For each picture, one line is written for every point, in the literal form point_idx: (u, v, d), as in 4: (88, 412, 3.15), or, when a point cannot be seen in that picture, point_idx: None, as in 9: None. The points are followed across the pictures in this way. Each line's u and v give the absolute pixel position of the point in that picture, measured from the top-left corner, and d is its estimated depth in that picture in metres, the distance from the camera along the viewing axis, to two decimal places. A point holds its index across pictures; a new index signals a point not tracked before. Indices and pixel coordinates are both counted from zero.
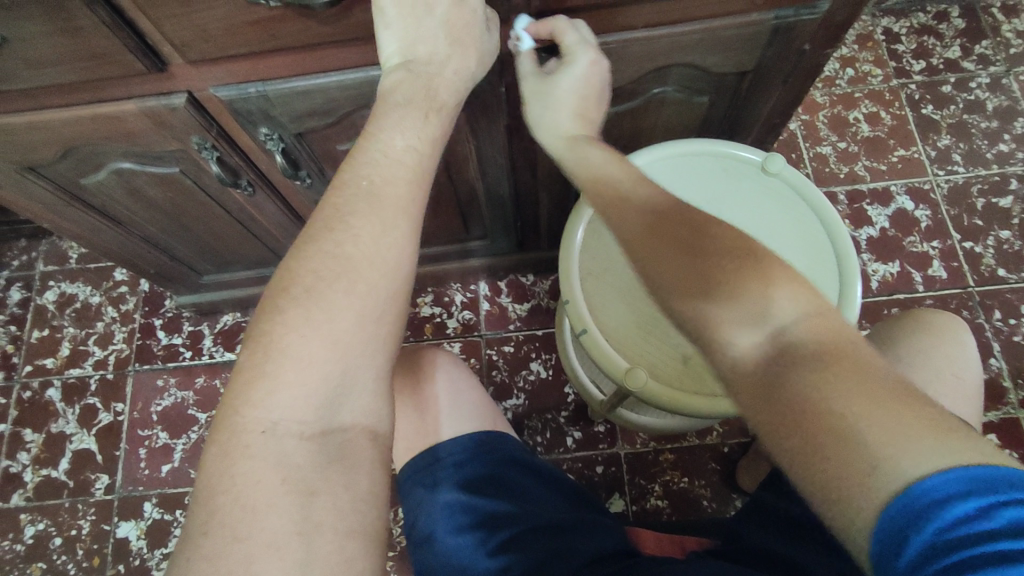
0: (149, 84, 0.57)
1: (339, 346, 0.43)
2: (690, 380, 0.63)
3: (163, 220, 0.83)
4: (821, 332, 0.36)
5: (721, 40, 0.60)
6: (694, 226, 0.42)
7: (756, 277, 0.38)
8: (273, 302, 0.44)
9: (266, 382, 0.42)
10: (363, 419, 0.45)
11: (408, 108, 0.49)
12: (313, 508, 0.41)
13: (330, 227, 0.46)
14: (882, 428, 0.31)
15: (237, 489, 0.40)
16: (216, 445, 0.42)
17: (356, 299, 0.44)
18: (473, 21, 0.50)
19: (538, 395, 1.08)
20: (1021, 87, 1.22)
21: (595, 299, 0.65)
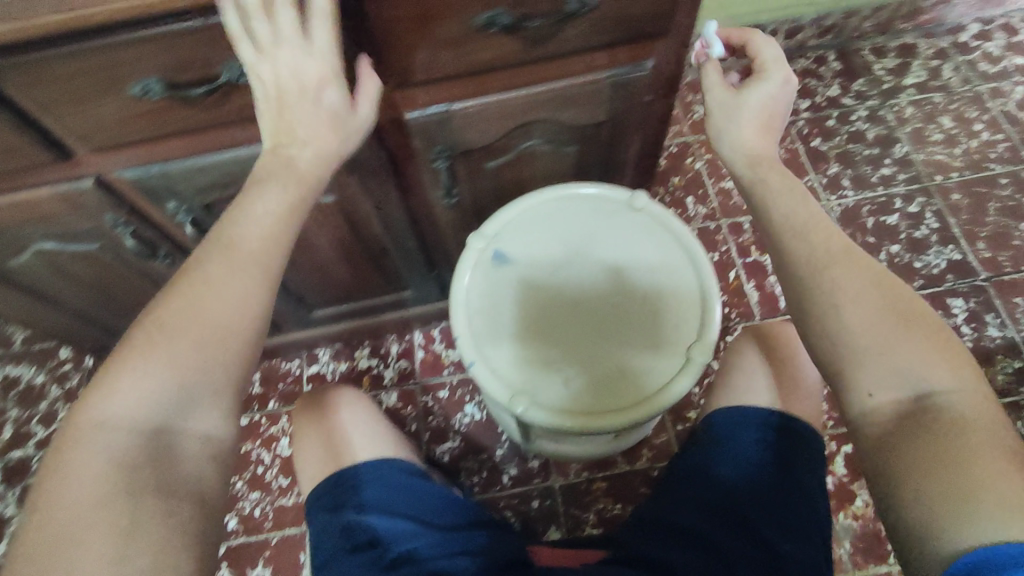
0: (57, 171, 0.64)
1: (179, 369, 0.48)
2: (572, 401, 0.69)
3: (90, 295, 0.88)
4: (962, 408, 0.48)
5: (570, 98, 0.68)
6: (835, 296, 0.51)
7: (893, 350, 0.50)
8: (133, 328, 0.49)
9: (106, 388, 0.47)
10: (202, 428, 0.50)
11: (269, 181, 0.53)
12: (136, 491, 0.46)
13: (185, 274, 0.50)
14: (988, 492, 0.43)
15: (72, 469, 0.45)
16: (62, 434, 0.47)
17: (199, 332, 0.48)
18: (336, 112, 0.54)
19: (474, 435, 1.12)
20: (896, 117, 1.34)
21: (478, 330, 0.72)
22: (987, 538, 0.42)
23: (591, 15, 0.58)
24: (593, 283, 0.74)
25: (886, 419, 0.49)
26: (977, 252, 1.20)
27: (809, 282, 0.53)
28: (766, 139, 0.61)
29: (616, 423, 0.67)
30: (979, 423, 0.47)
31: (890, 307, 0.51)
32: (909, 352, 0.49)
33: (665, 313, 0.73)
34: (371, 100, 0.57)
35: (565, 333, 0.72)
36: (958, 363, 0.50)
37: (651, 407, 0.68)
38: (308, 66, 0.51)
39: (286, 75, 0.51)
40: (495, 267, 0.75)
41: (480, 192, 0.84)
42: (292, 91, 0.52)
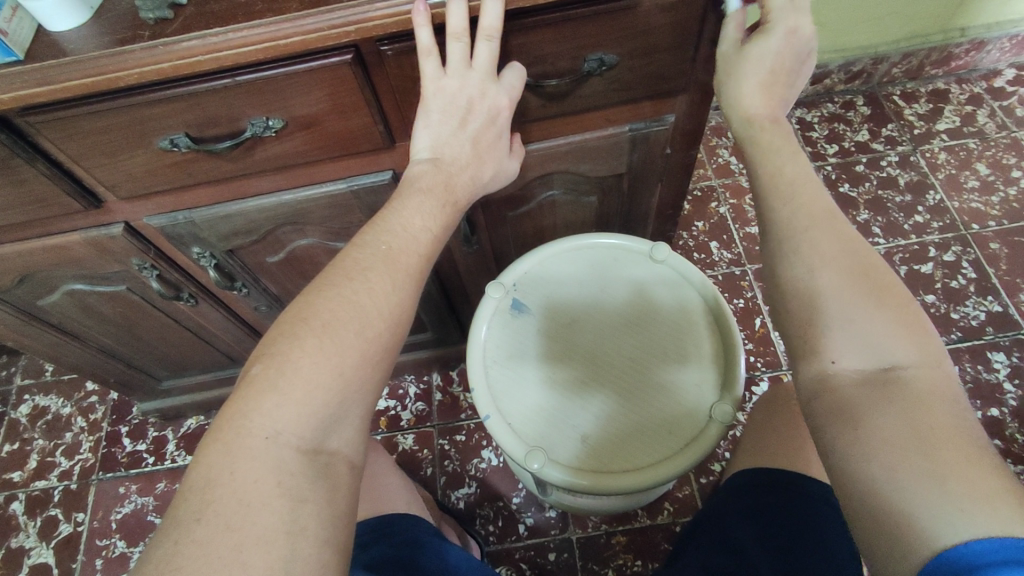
0: (89, 218, 0.66)
1: (345, 377, 0.42)
2: (589, 458, 0.67)
3: (116, 333, 0.90)
4: (929, 385, 0.41)
5: (589, 150, 0.69)
6: (802, 257, 0.47)
7: (865, 315, 0.44)
8: (289, 329, 0.43)
9: (275, 397, 0.40)
10: (348, 448, 0.43)
11: (427, 194, 0.51)
12: (302, 512, 0.38)
13: (350, 279, 0.45)
14: (953, 483, 0.36)
15: (235, 485, 0.38)
16: (215, 445, 0.39)
17: (366, 341, 0.44)
18: (496, 142, 0.55)
19: (490, 482, 1.09)
20: (928, 163, 1.31)
21: (495, 381, 0.71)
22: (960, 529, 0.35)
23: (612, 72, 0.58)
24: (610, 339, 0.73)
25: (847, 387, 0.43)
26: (1018, 303, 1.15)
27: (783, 240, 0.48)
28: (773, 103, 0.52)
29: (643, 483, 0.65)
30: (948, 402, 0.40)
31: (866, 277, 0.45)
32: (877, 324, 0.44)
33: (686, 372, 0.70)
34: (519, 153, 0.60)
35: (582, 389, 0.70)
36: (929, 342, 0.43)
37: (679, 465, 0.65)
38: (502, 93, 0.51)
39: (475, 98, 0.50)
40: (513, 317, 0.75)
41: (500, 239, 0.84)
42: (472, 112, 0.51)
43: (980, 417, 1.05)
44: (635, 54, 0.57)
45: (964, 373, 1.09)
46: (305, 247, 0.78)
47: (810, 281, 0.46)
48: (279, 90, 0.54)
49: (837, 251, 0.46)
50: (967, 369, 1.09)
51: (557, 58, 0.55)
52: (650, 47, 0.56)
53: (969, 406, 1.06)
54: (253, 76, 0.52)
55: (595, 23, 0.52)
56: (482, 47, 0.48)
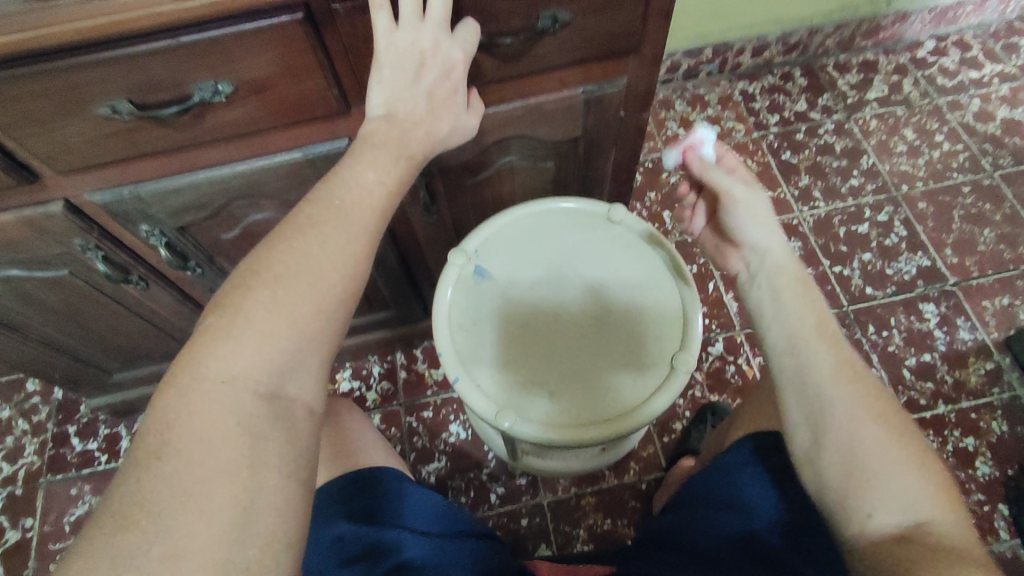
0: (24, 196, 0.63)
1: (299, 325, 0.42)
2: (556, 414, 0.69)
3: (59, 323, 0.85)
4: (948, 535, 0.49)
5: (544, 113, 0.70)
6: (844, 415, 0.52)
7: (893, 467, 0.50)
8: (242, 281, 0.43)
9: (227, 344, 0.41)
10: (308, 394, 0.44)
11: (384, 152, 0.50)
12: (261, 451, 0.40)
13: (302, 231, 0.45)
14: None
15: (192, 428, 0.39)
16: (168, 388, 0.40)
17: (321, 289, 0.44)
18: (451, 96, 0.55)
19: (460, 455, 1.10)
20: (861, 130, 1.39)
21: (462, 347, 0.73)
22: None
23: (563, 31, 0.59)
24: (574, 301, 0.74)
25: (884, 540, 0.49)
26: (945, 257, 1.23)
27: (819, 394, 0.53)
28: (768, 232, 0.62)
29: (608, 435, 0.68)
30: (973, 550, 0.48)
31: (891, 425, 0.52)
32: (906, 476, 0.50)
33: (648, 329, 0.73)
34: (479, 110, 0.60)
35: (549, 348, 0.72)
36: (940, 481, 0.51)
37: (642, 416, 0.69)
38: (455, 47, 0.52)
39: (428, 51, 0.50)
40: (476, 283, 0.76)
41: (459, 208, 0.84)
42: (425, 65, 0.51)
43: (914, 363, 1.13)
44: (586, 12, 0.58)
45: (899, 324, 1.17)
46: (259, 221, 0.76)
47: (854, 443, 0.51)
48: (225, 52, 0.53)
49: (866, 403, 0.52)
50: (902, 320, 1.17)
51: (510, 18, 0.56)
52: (602, 4, 0.57)
53: (904, 353, 1.14)
54: (195, 36, 0.51)
55: None
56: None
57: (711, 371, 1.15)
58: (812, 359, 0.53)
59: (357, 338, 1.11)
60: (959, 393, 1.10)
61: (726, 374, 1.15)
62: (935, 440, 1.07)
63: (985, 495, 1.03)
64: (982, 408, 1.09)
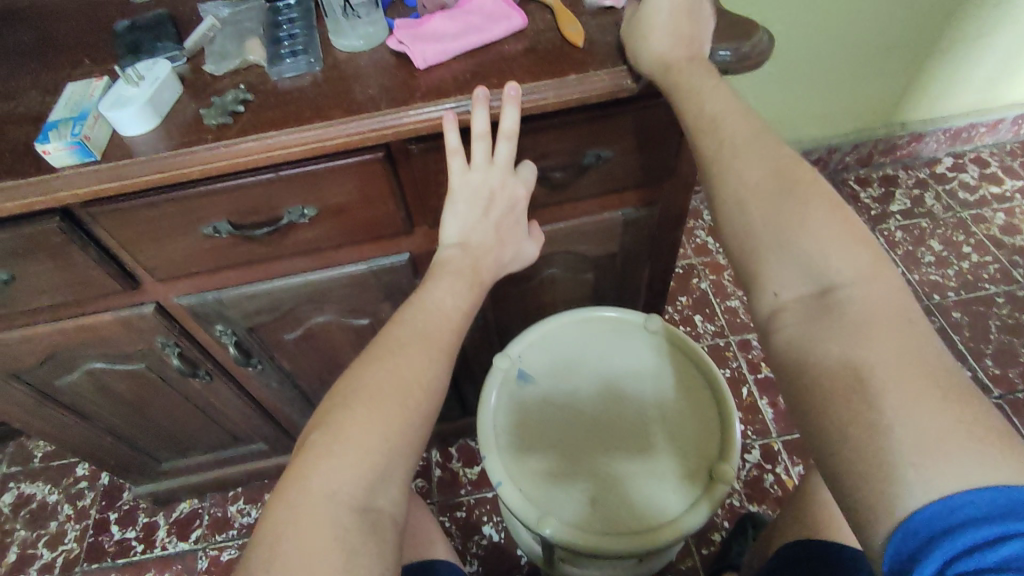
0: (123, 298, 0.70)
1: (391, 440, 0.46)
2: (597, 520, 0.70)
3: (125, 412, 0.91)
4: (873, 300, 0.42)
5: (586, 232, 0.77)
6: (733, 176, 0.49)
7: (815, 224, 0.45)
8: (341, 400, 0.48)
9: (331, 461, 0.45)
10: (394, 508, 0.46)
11: (456, 276, 0.57)
12: (357, 565, 0.42)
13: (392, 353, 0.50)
14: (921, 418, 0.35)
15: (300, 541, 0.42)
16: (280, 503, 0.44)
17: (408, 407, 0.48)
18: (515, 227, 0.62)
19: (492, 561, 1.09)
20: (887, 240, 1.43)
21: (505, 449, 0.75)
22: (930, 491, 0.34)
23: (605, 166, 0.67)
24: (613, 405, 0.77)
25: (792, 316, 0.44)
26: (985, 368, 1.22)
27: (716, 161, 0.50)
28: (681, 43, 0.54)
29: (650, 545, 0.68)
30: (895, 318, 0.40)
31: (789, 177, 0.48)
32: (818, 234, 0.45)
33: (685, 435, 0.75)
34: (538, 235, 0.67)
35: (591, 455, 0.74)
36: (875, 259, 0.44)
37: (684, 526, 0.69)
38: (519, 185, 0.59)
39: (496, 189, 0.58)
40: (519, 386, 0.80)
41: (503, 314, 0.90)
42: (494, 202, 0.59)
43: None
44: (626, 150, 0.66)
45: None
46: (321, 324, 0.82)
47: (745, 213, 0.48)
48: (317, 182, 0.62)
49: (762, 165, 0.49)
50: None
51: (560, 156, 0.64)
52: (640, 144, 0.65)
53: None
54: (295, 171, 0.60)
55: (592, 125, 0.62)
56: (502, 146, 0.56)
57: (748, 479, 1.13)
58: (725, 134, 0.50)
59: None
60: None
61: (764, 484, 1.13)
62: None
63: None
64: None
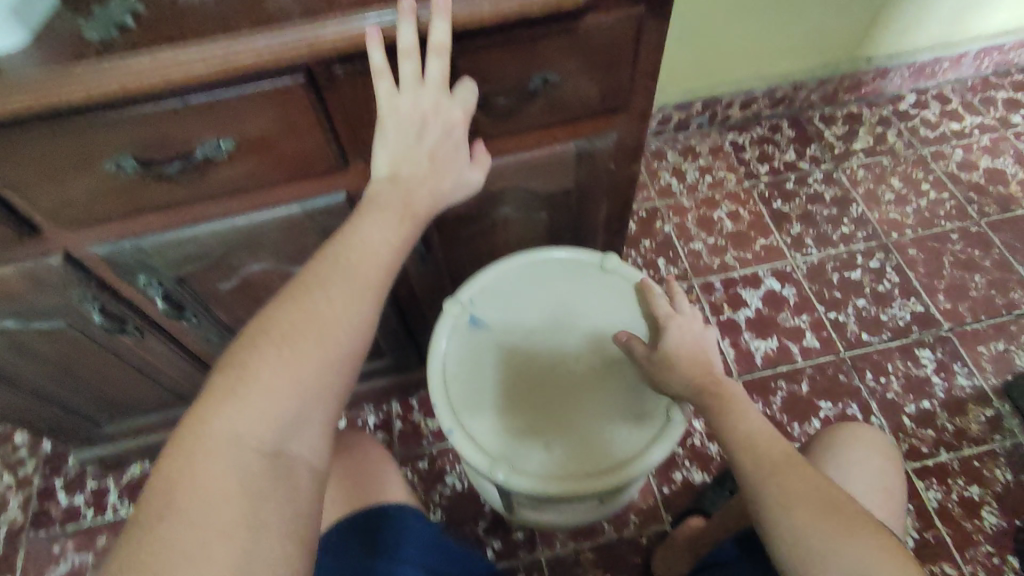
0: (25, 248, 0.63)
1: (303, 382, 0.43)
2: (552, 464, 0.69)
3: (52, 374, 0.85)
4: (784, 466, 0.58)
5: (537, 166, 0.72)
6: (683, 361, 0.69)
7: (734, 409, 0.64)
8: (250, 341, 0.44)
9: (236, 403, 0.42)
10: (309, 454, 0.44)
11: (386, 211, 0.52)
12: (262, 510, 0.40)
13: (309, 291, 0.46)
14: (816, 520, 0.53)
15: (200, 485, 0.39)
16: (177, 446, 0.41)
17: (325, 349, 0.45)
18: (454, 154, 0.57)
19: (455, 509, 1.08)
20: (849, 178, 1.42)
21: (458, 397, 0.72)
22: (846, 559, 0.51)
23: (554, 91, 0.62)
24: (568, 347, 0.75)
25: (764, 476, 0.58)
26: (938, 303, 1.24)
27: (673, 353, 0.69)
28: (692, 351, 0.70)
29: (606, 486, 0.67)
30: (808, 479, 0.57)
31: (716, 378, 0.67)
32: (743, 417, 0.63)
33: (642, 376, 0.73)
34: (484, 162, 0.61)
35: (544, 399, 0.72)
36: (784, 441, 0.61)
37: (639, 466, 0.68)
38: (456, 108, 0.54)
39: (428, 114, 0.53)
40: (472, 332, 0.76)
41: (455, 258, 0.86)
42: (427, 127, 0.53)
43: (914, 410, 1.13)
44: (576, 72, 0.60)
45: (896, 370, 1.17)
46: (257, 272, 0.77)
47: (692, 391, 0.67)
48: (231, 111, 0.55)
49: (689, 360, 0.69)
50: (900, 366, 1.17)
51: (503, 79, 0.59)
52: (591, 65, 0.60)
53: (903, 400, 1.14)
54: (202, 98, 0.53)
55: (537, 43, 0.56)
56: (433, 63, 0.50)
57: None
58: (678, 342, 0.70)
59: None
60: (961, 441, 1.10)
61: None
62: (940, 489, 1.05)
63: (994, 547, 1.00)
64: (984, 456, 1.08)
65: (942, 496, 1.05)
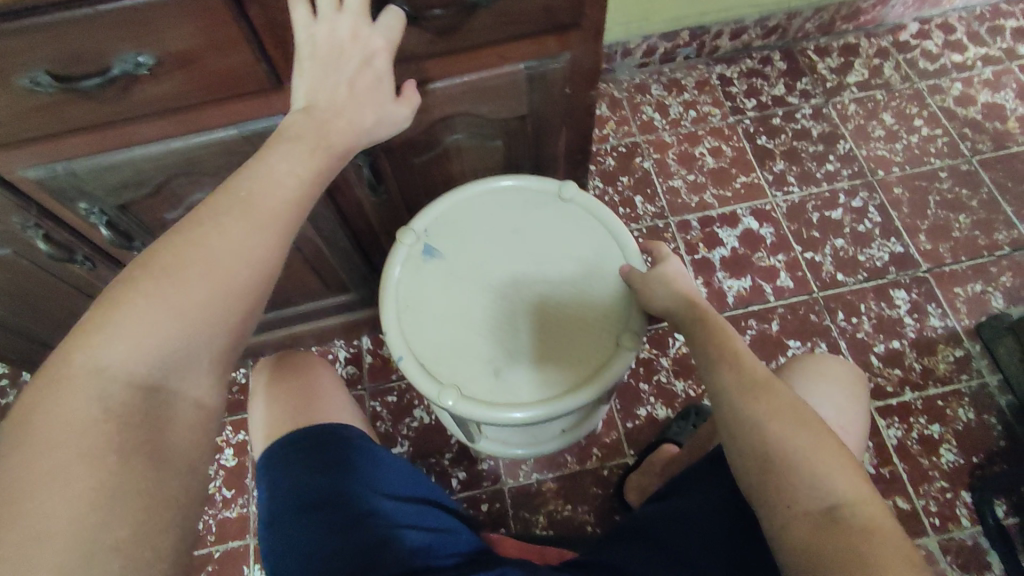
0: None
1: (186, 319, 0.42)
2: (499, 391, 0.69)
3: (11, 304, 0.85)
4: (779, 402, 0.55)
5: (487, 90, 0.68)
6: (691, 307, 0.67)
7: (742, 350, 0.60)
8: (133, 270, 0.43)
9: (109, 334, 0.41)
10: (192, 392, 0.44)
11: (297, 141, 0.50)
12: (132, 443, 0.40)
13: (203, 224, 0.45)
14: (804, 459, 0.51)
15: (65, 414, 0.39)
16: (47, 372, 0.40)
17: (212, 285, 0.43)
18: (376, 87, 0.55)
19: (423, 441, 1.10)
20: (839, 114, 1.37)
21: (408, 325, 0.72)
22: (826, 495, 0.49)
23: (496, 5, 0.58)
24: (522, 277, 0.74)
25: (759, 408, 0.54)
26: (918, 244, 1.21)
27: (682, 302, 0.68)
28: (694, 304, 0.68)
29: (550, 412, 0.68)
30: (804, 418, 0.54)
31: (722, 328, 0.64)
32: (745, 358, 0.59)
33: (594, 306, 0.73)
34: (411, 101, 0.60)
35: (495, 327, 0.72)
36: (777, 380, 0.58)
37: (584, 394, 0.69)
38: (376, 37, 0.52)
39: (345, 43, 0.51)
40: (424, 262, 0.75)
41: (410, 188, 0.84)
42: (345, 57, 0.52)
43: (883, 350, 1.13)
44: None
45: (869, 310, 1.16)
46: (203, 201, 0.75)
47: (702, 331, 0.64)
48: (145, 23, 0.52)
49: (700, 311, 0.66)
50: (872, 307, 1.16)
51: None
52: None
53: (872, 340, 1.13)
54: (110, 8, 0.50)
55: None
56: None
57: (677, 357, 1.15)
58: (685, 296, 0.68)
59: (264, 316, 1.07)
60: (927, 380, 1.10)
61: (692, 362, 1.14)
62: (901, 427, 1.06)
63: (949, 482, 1.02)
64: (948, 395, 1.09)
65: (902, 434, 1.06)
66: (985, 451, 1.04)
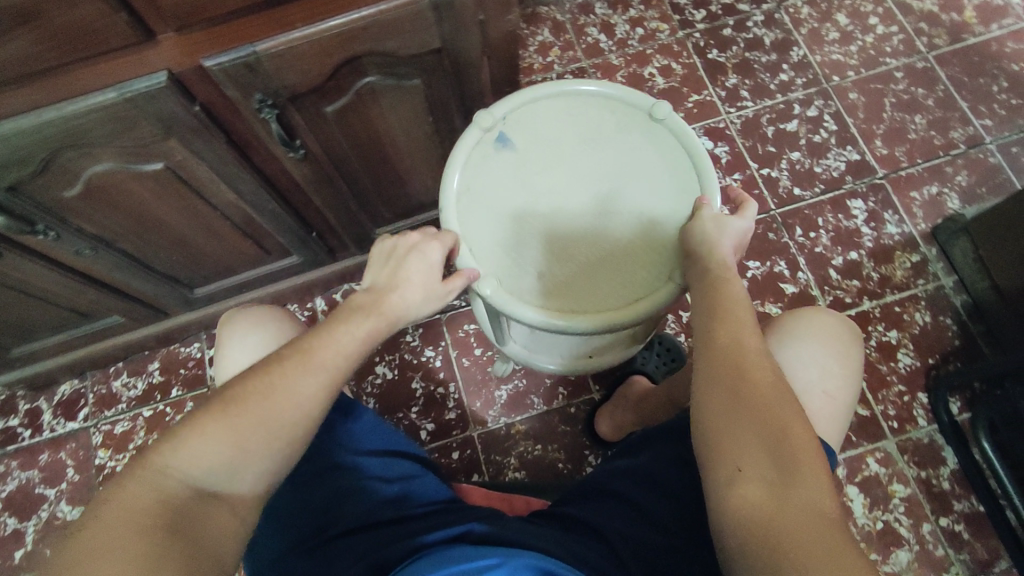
0: None
1: (243, 438, 0.47)
2: (535, 292, 0.66)
3: None
4: (757, 371, 0.50)
5: (390, 24, 0.62)
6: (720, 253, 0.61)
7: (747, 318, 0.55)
8: (212, 400, 0.49)
9: (179, 442, 0.46)
10: (239, 497, 0.47)
11: (352, 315, 0.56)
12: (179, 533, 0.43)
13: (270, 365, 0.51)
14: (760, 430, 0.47)
15: (124, 505, 0.43)
16: (122, 475, 0.45)
17: (273, 413, 0.49)
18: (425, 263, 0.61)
19: (388, 396, 1.09)
20: (792, 19, 1.30)
21: (464, 204, 0.69)
22: (767, 466, 0.45)
23: None
24: (585, 188, 0.69)
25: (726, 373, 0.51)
26: (874, 150, 1.19)
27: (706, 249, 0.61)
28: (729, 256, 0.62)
29: (582, 322, 0.65)
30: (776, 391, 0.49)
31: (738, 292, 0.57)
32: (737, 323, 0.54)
33: (654, 238, 0.67)
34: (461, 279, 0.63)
35: (542, 230, 0.68)
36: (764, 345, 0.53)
37: (623, 315, 0.65)
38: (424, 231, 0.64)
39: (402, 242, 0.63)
40: (495, 148, 0.71)
41: (330, 139, 0.78)
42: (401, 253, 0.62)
43: (841, 262, 1.12)
44: None
45: (826, 224, 1.14)
46: (102, 174, 0.69)
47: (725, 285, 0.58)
48: None
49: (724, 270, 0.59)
50: (830, 219, 1.14)
51: None
52: None
53: (831, 253, 1.12)
54: None
55: None
56: None
57: None
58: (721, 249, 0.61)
59: (209, 285, 1.04)
60: (884, 289, 1.10)
61: None
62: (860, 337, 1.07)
63: (906, 386, 1.04)
64: (905, 300, 1.09)
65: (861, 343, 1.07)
66: (941, 353, 1.06)
